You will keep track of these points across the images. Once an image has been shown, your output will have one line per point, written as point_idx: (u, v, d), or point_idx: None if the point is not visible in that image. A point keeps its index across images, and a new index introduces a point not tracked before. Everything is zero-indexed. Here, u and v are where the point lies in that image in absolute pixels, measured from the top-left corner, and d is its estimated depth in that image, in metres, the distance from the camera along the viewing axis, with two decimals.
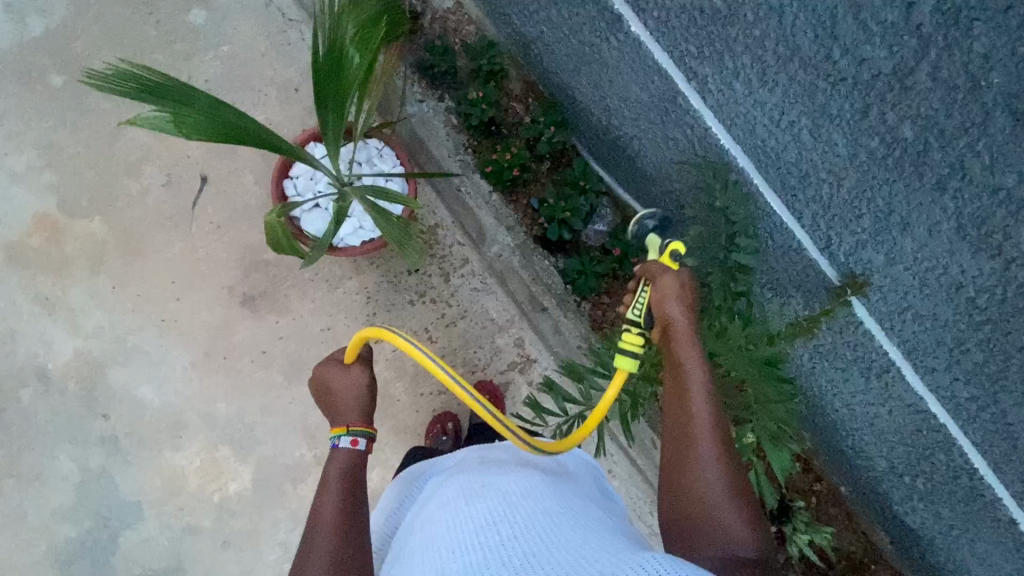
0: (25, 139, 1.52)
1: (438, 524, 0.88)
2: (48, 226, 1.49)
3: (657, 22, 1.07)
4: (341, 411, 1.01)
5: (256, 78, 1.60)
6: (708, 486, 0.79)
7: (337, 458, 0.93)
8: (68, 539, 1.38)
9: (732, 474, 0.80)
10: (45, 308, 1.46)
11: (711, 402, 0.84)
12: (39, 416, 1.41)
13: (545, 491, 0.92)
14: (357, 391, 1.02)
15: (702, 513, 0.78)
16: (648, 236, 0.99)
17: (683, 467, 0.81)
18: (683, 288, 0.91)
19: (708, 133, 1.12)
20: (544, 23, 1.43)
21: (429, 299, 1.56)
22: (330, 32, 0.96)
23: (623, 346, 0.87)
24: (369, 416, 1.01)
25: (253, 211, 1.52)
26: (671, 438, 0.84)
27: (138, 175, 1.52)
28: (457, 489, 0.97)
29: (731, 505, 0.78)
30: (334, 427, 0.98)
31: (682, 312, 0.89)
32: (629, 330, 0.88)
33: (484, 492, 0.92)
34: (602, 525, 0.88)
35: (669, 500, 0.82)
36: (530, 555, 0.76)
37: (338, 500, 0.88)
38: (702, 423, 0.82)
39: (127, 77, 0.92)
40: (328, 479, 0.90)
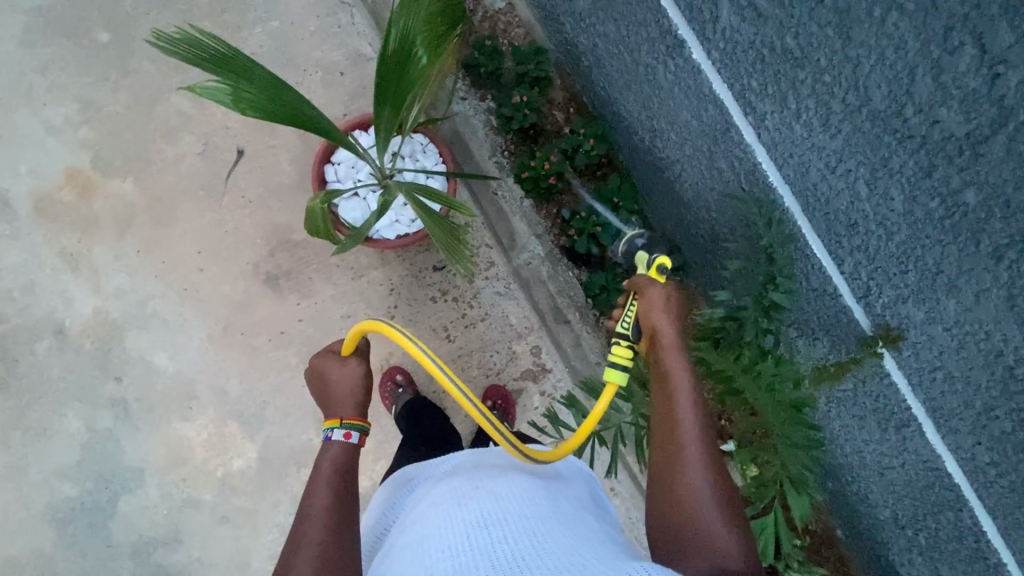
0: (66, 92, 1.51)
1: (430, 525, 0.90)
2: (80, 183, 1.48)
3: (721, 53, 1.07)
4: (336, 402, 1.00)
5: (302, 57, 1.59)
6: (697, 505, 0.79)
7: (329, 451, 0.92)
8: (67, 497, 1.37)
9: (721, 489, 0.81)
10: (67, 264, 1.45)
11: (698, 416, 0.84)
12: (52, 371, 1.40)
13: (535, 496, 0.93)
14: (352, 384, 1.01)
15: (690, 531, 0.79)
16: (637, 252, 0.98)
17: (673, 485, 0.81)
18: (669, 301, 0.90)
19: (757, 168, 1.12)
20: (599, 36, 1.42)
21: (452, 298, 1.55)
22: (403, 30, 0.98)
23: (613, 359, 0.86)
24: (365, 408, 1.00)
25: (287, 190, 1.52)
26: (659, 455, 0.85)
27: (176, 141, 1.51)
28: (449, 491, 0.98)
29: (721, 526, 0.78)
30: (327, 418, 0.98)
31: (668, 326, 0.88)
32: (618, 343, 0.87)
33: (475, 492, 0.94)
34: (590, 528, 0.90)
35: (658, 520, 0.82)
36: (520, 559, 0.78)
37: (329, 495, 0.87)
38: (693, 442, 0.82)
39: (188, 44, 0.91)
40: (320, 473, 0.89)
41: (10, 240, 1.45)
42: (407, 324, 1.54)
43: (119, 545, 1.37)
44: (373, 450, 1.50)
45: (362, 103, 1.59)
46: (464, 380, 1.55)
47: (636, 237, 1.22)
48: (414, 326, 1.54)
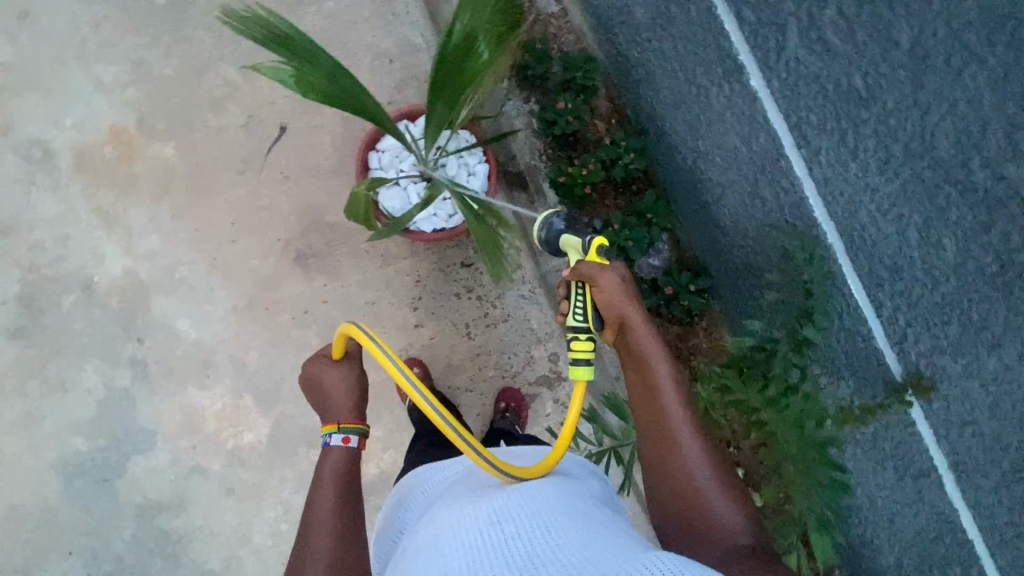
0: (118, 51, 1.52)
1: (442, 526, 0.87)
2: (122, 142, 1.49)
3: (781, 84, 1.06)
4: (333, 407, 1.02)
5: (354, 41, 1.60)
6: (695, 479, 0.83)
7: (329, 456, 0.93)
8: (78, 453, 1.38)
9: (713, 459, 0.85)
10: (102, 221, 1.45)
11: (678, 394, 0.89)
12: (76, 325, 1.41)
13: (546, 492, 0.89)
14: (347, 388, 1.03)
15: (693, 503, 0.83)
16: (568, 237, 1.00)
17: (669, 464, 0.85)
18: (624, 283, 0.94)
19: (803, 202, 1.12)
20: (653, 53, 1.42)
21: (475, 296, 1.55)
22: (467, 26, 0.96)
23: (575, 356, 0.90)
24: (360, 411, 1.02)
25: (326, 172, 1.52)
26: (649, 438, 0.88)
27: (221, 111, 1.52)
28: (461, 495, 0.96)
29: (719, 492, 0.83)
30: (325, 425, 0.99)
31: (631, 307, 0.92)
32: (578, 339, 0.91)
33: (487, 492, 0.92)
34: (607, 522, 0.87)
35: (661, 501, 0.86)
36: (533, 556, 0.75)
37: (333, 495, 0.88)
38: (675, 415, 0.87)
39: (256, 24, 0.91)
40: (322, 476, 0.90)
41: (48, 191, 1.45)
42: (430, 317, 1.54)
43: (124, 506, 1.37)
44: (382, 438, 1.49)
45: (408, 93, 1.59)
46: (479, 380, 1.54)
47: (553, 215, 1.07)
48: (436, 320, 1.54)
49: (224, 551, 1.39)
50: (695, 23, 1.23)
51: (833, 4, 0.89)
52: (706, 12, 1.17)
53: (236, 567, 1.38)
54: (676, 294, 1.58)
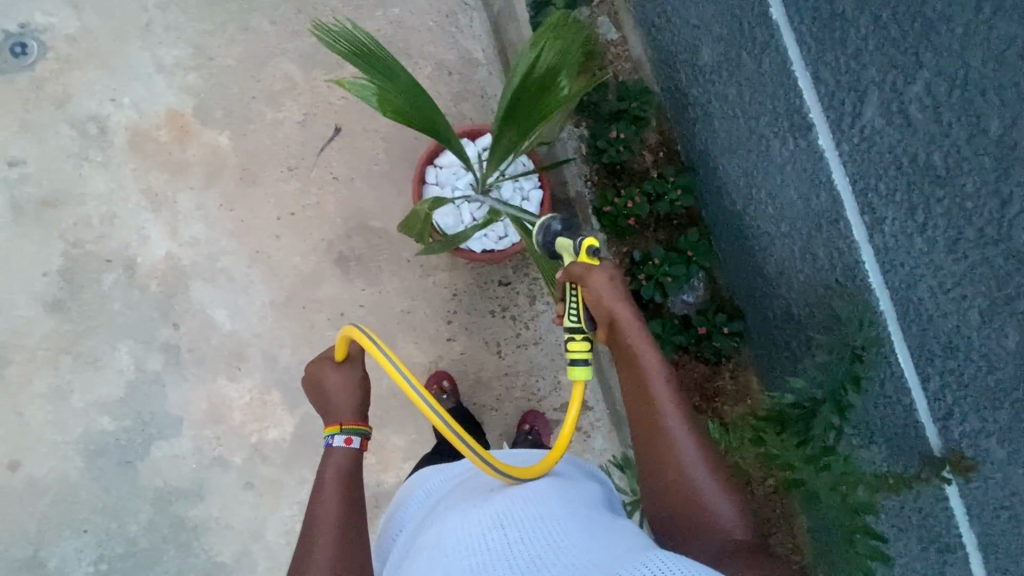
0: (182, 35, 1.52)
1: (445, 526, 0.87)
2: (178, 126, 1.49)
3: (852, 148, 1.06)
4: (334, 407, 0.99)
5: (415, 49, 1.60)
6: (689, 475, 0.84)
7: (332, 456, 0.90)
8: (102, 432, 1.38)
9: (706, 453, 0.86)
10: (150, 203, 1.46)
11: (671, 390, 0.90)
12: (114, 304, 1.41)
13: (547, 491, 0.88)
14: (349, 389, 1.01)
15: (689, 498, 0.83)
16: (561, 239, 1.00)
17: (664, 462, 0.86)
18: (614, 282, 0.96)
19: (858, 266, 1.12)
20: (714, 96, 1.43)
21: (510, 316, 1.55)
22: (553, 61, 0.99)
23: (573, 355, 0.92)
24: (362, 411, 0.99)
25: (375, 177, 1.52)
26: (643, 435, 0.89)
27: (278, 106, 1.52)
28: (465, 495, 0.96)
29: (714, 487, 0.83)
30: (327, 425, 0.96)
31: (622, 306, 0.94)
32: (574, 337, 0.93)
33: (490, 493, 0.91)
34: (610, 521, 0.86)
35: (657, 498, 0.86)
36: (537, 557, 0.75)
37: (336, 496, 0.86)
38: (669, 411, 0.88)
39: (345, 38, 0.92)
40: (324, 477, 0.88)
41: (100, 167, 1.45)
42: (463, 332, 1.54)
43: (142, 490, 1.37)
44: (404, 448, 1.49)
45: (463, 107, 1.59)
46: (505, 400, 1.54)
47: (552, 219, 1.04)
48: (469, 335, 1.54)
49: (236, 545, 1.38)
50: (766, 75, 1.23)
51: (920, 81, 0.90)
52: (780, 66, 1.18)
53: (247, 562, 1.38)
54: (708, 333, 1.59)
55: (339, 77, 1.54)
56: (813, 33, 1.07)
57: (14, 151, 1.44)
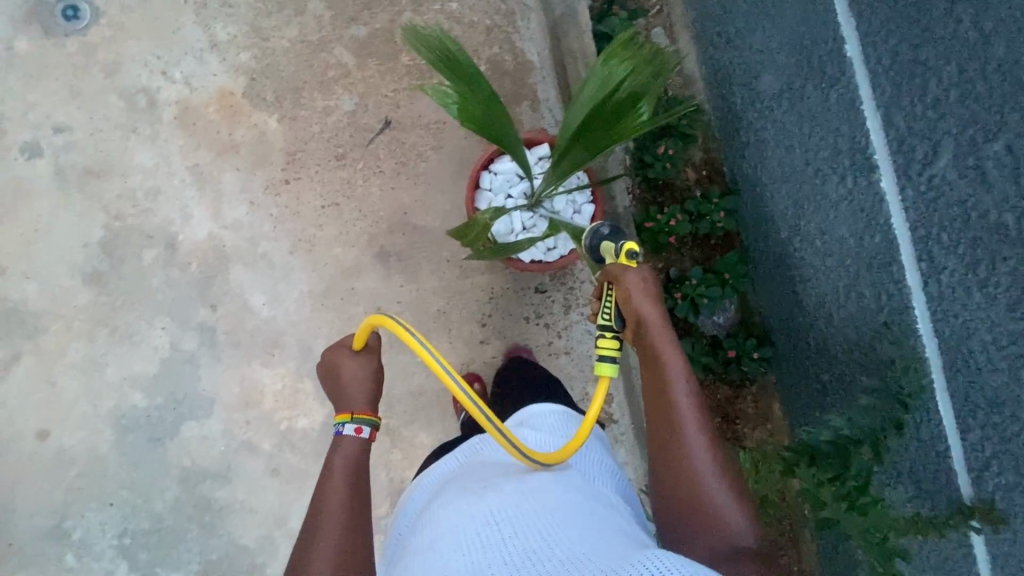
0: (237, 11, 1.50)
1: (438, 523, 0.85)
2: (228, 105, 1.47)
3: (917, 195, 1.07)
4: (348, 397, 0.98)
5: (470, 47, 1.59)
6: (700, 480, 0.85)
7: (341, 447, 0.90)
8: (134, 408, 1.38)
9: (720, 461, 0.87)
10: (195, 182, 1.44)
11: (690, 395, 0.90)
12: (153, 281, 1.41)
13: (539, 483, 0.86)
14: (363, 377, 0.99)
15: (696, 504, 0.84)
16: (604, 241, 1.04)
17: (676, 464, 0.87)
18: (645, 284, 0.96)
19: (906, 310, 1.14)
20: (770, 122, 1.43)
21: (544, 323, 1.55)
22: (637, 87, 1.01)
23: (601, 352, 0.94)
24: (374, 400, 0.98)
25: (421, 174, 1.52)
26: (657, 437, 0.90)
27: (330, 94, 1.51)
28: (457, 487, 0.94)
29: (724, 496, 0.84)
30: (337, 413, 0.95)
31: (649, 307, 0.94)
32: (603, 335, 0.96)
33: (482, 486, 0.89)
34: (609, 514, 0.85)
35: (667, 499, 0.87)
36: (532, 551, 0.74)
37: (342, 488, 0.86)
38: (685, 416, 0.89)
39: (433, 46, 0.92)
40: (332, 467, 0.88)
41: (146, 141, 1.44)
42: (496, 336, 1.54)
43: (171, 468, 1.38)
44: (431, 446, 1.50)
45: (515, 109, 1.58)
46: None
47: (600, 224, 1.11)
48: (502, 340, 1.54)
49: (259, 530, 1.39)
50: (831, 110, 1.23)
51: (1001, 139, 0.90)
52: (848, 104, 1.18)
53: (269, 548, 1.39)
54: (737, 356, 1.61)
55: (394, 70, 1.54)
56: (890, 76, 1.08)
57: (61, 116, 1.42)
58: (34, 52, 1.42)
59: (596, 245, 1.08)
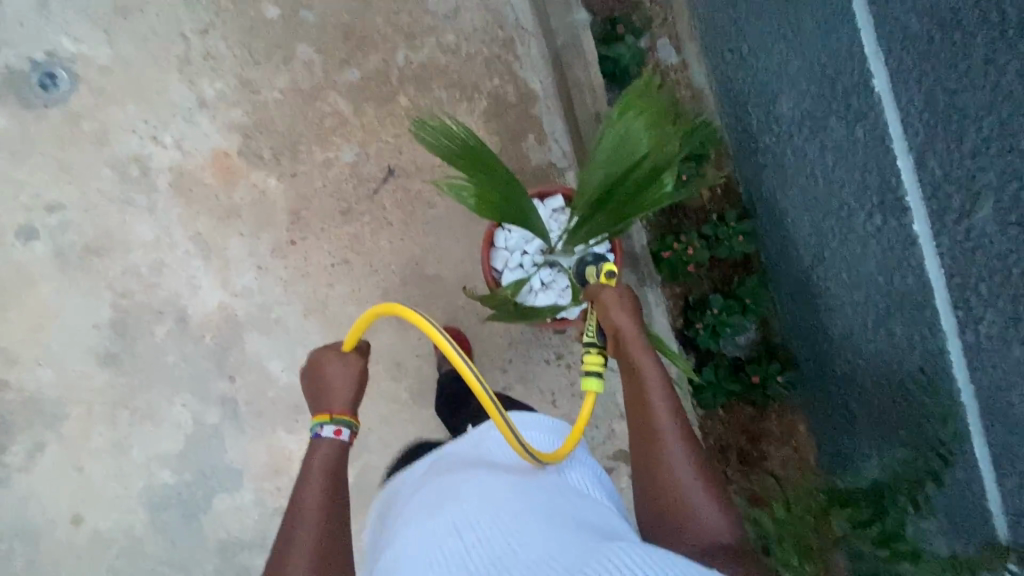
0: (224, 65, 1.42)
1: (403, 544, 0.81)
2: (224, 167, 1.41)
3: (952, 243, 1.03)
4: (329, 396, 0.98)
5: (471, 81, 1.50)
6: (681, 486, 0.83)
7: (320, 446, 0.91)
8: (165, 485, 1.38)
9: (700, 468, 0.85)
10: (199, 251, 1.40)
11: (670, 404, 0.89)
12: (169, 357, 1.38)
13: (504, 486, 0.83)
14: (348, 377, 0.99)
15: (677, 509, 0.82)
16: (590, 267, 1.10)
17: (652, 468, 0.86)
18: (621, 299, 0.97)
19: (941, 354, 1.12)
20: (791, 148, 1.37)
21: (565, 364, 1.53)
22: (661, 156, 0.98)
23: (587, 368, 0.93)
24: (354, 401, 0.99)
25: (430, 223, 1.47)
26: (638, 448, 0.89)
27: (329, 145, 1.45)
28: (421, 500, 0.89)
29: (705, 502, 0.82)
30: (317, 413, 0.96)
31: (625, 319, 0.94)
32: (590, 352, 0.95)
33: (444, 497, 0.85)
34: (579, 510, 0.81)
35: (644, 501, 0.86)
36: (498, 557, 0.70)
37: (319, 487, 0.86)
38: (664, 425, 0.87)
39: (448, 140, 0.90)
40: (312, 467, 0.88)
41: (145, 213, 1.38)
42: (518, 381, 1.52)
43: (208, 541, 1.39)
44: None
45: (521, 144, 1.51)
46: None
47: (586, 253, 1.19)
48: (524, 385, 1.52)
49: None
50: (857, 144, 1.18)
51: None
52: (877, 140, 1.12)
53: None
54: (762, 381, 1.57)
55: (392, 114, 1.47)
56: (925, 117, 1.02)
57: (53, 195, 1.36)
58: (16, 128, 1.36)
59: (583, 273, 1.16)
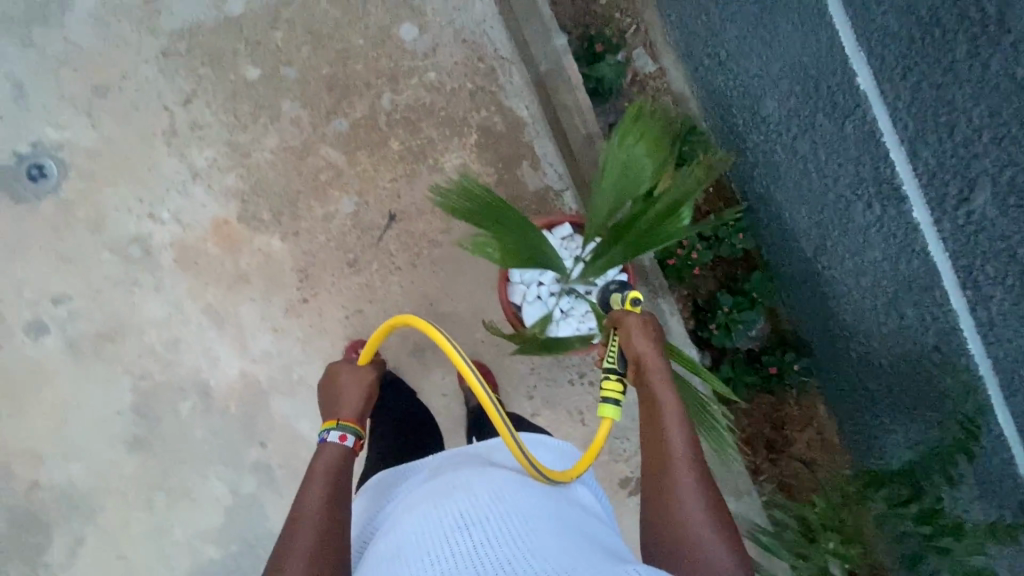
0: (212, 133, 1.42)
1: (400, 533, 0.80)
2: (226, 235, 1.41)
3: (954, 227, 1.07)
4: (339, 406, 1.01)
5: (458, 116, 1.50)
6: (692, 522, 0.80)
7: (326, 449, 0.92)
8: (212, 560, 1.37)
9: (713, 508, 0.82)
10: (212, 321, 1.39)
11: (686, 438, 0.87)
12: (197, 432, 1.37)
13: (514, 490, 0.82)
14: (358, 387, 1.03)
15: (686, 547, 0.79)
16: (613, 294, 1.07)
17: (660, 498, 0.83)
18: (645, 326, 0.98)
19: (955, 331, 1.15)
20: (780, 146, 1.39)
21: (589, 382, 1.54)
22: (681, 194, 1.00)
23: (605, 392, 0.91)
24: (363, 411, 1.01)
25: (438, 261, 1.47)
26: (649, 478, 0.86)
27: (327, 198, 1.45)
28: (427, 492, 0.88)
29: (715, 543, 0.79)
30: (326, 420, 0.99)
31: (647, 346, 0.95)
32: (609, 377, 0.92)
33: (453, 490, 0.84)
34: (577, 524, 0.80)
35: (650, 535, 0.83)
36: (505, 559, 0.68)
37: (321, 486, 0.86)
38: (679, 457, 0.85)
39: (468, 198, 0.91)
40: (316, 468, 0.89)
41: (152, 292, 1.37)
42: (545, 405, 1.54)
43: None
44: None
45: (516, 170, 1.51)
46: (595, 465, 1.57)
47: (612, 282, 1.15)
48: (552, 408, 1.54)
49: None
50: (847, 139, 1.21)
51: None
52: (867, 134, 1.15)
53: None
54: (779, 371, 1.61)
55: (386, 159, 1.47)
56: (913, 112, 1.05)
57: (58, 286, 1.36)
58: (12, 225, 1.35)
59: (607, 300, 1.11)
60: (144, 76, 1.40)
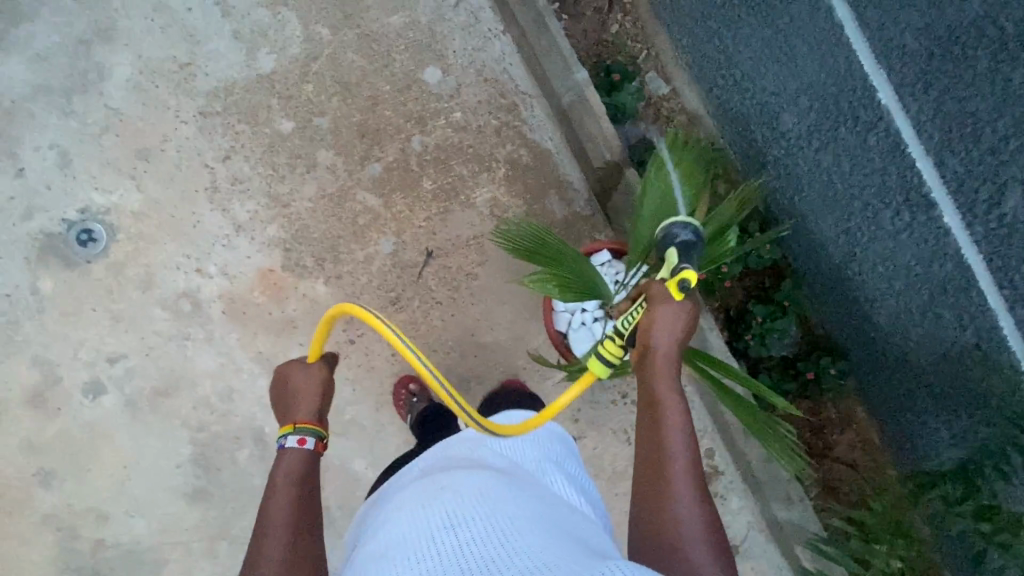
0: (252, 186, 1.46)
1: (386, 536, 0.76)
2: (272, 283, 1.44)
3: (987, 231, 1.11)
4: (294, 407, 0.94)
5: (486, 151, 1.54)
6: (680, 523, 0.78)
7: (285, 458, 0.87)
8: None
9: (704, 514, 0.79)
10: (263, 369, 1.42)
11: (687, 439, 0.83)
12: (255, 479, 1.39)
13: (501, 490, 0.78)
14: (311, 385, 0.95)
15: (670, 547, 0.77)
16: (671, 249, 0.92)
17: (653, 496, 0.80)
18: (674, 309, 0.89)
19: (995, 329, 1.18)
20: (802, 159, 1.42)
21: (631, 401, 1.57)
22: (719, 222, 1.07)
23: (600, 351, 0.91)
24: (322, 410, 0.94)
25: (476, 294, 1.51)
26: (644, 470, 0.83)
27: (366, 241, 1.49)
28: (415, 494, 0.85)
29: (701, 550, 0.76)
30: (282, 425, 0.92)
31: (664, 332, 0.88)
32: (609, 340, 0.92)
33: (440, 492, 0.80)
34: (563, 525, 0.77)
35: (634, 526, 0.81)
36: (490, 558, 0.64)
37: (288, 500, 0.82)
38: (676, 455, 0.82)
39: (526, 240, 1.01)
40: (277, 479, 0.85)
41: (203, 344, 1.41)
42: (590, 427, 1.56)
43: None
44: None
45: (546, 200, 1.55)
46: None
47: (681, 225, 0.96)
48: (597, 430, 1.56)
49: None
50: (871, 150, 1.25)
51: None
52: (892, 146, 1.20)
53: None
54: (817, 376, 1.61)
55: (420, 198, 1.51)
56: (938, 124, 1.11)
57: (112, 346, 1.39)
58: (64, 290, 1.39)
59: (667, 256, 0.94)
60: (184, 136, 1.46)
